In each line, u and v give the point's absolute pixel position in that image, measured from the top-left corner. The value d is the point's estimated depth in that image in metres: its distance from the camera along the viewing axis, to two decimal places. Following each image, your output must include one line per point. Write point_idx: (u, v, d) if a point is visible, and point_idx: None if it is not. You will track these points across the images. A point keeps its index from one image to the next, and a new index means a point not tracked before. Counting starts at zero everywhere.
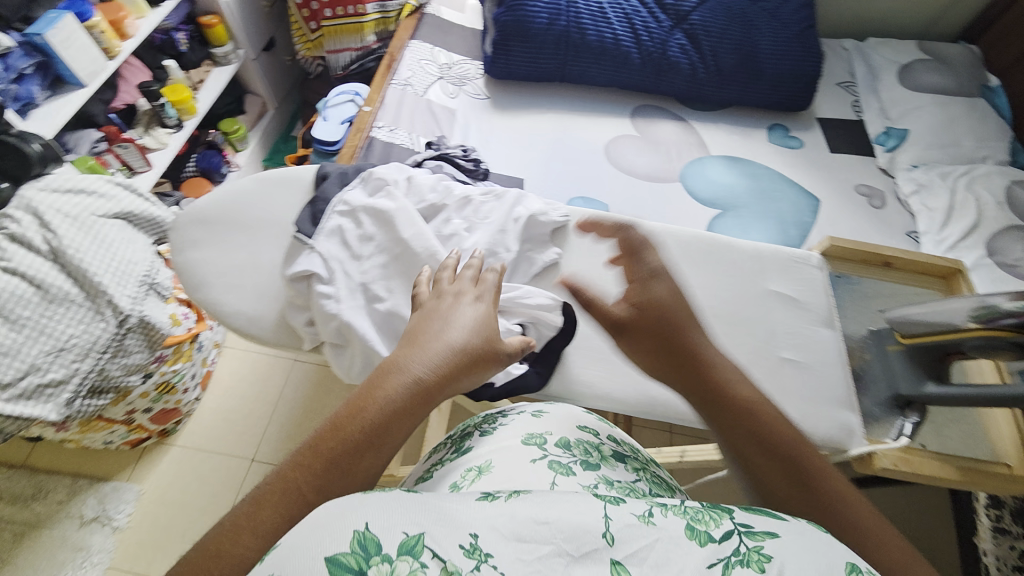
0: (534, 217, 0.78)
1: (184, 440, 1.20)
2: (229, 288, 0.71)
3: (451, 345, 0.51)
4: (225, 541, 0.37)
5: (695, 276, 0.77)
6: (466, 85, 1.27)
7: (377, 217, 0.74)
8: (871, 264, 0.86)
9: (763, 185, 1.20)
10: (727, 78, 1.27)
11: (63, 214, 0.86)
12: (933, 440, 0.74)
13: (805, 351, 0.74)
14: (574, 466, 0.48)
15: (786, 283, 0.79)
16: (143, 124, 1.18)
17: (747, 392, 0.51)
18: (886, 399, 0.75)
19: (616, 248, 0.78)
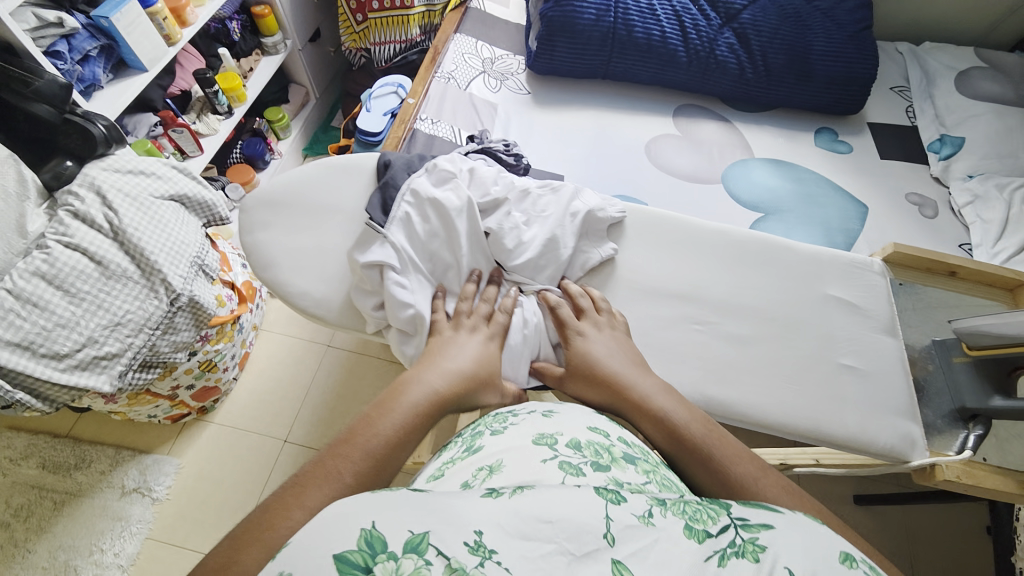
0: (593, 213, 0.77)
1: (221, 418, 1.24)
2: (299, 271, 0.75)
3: (460, 364, 0.61)
4: (269, 515, 0.40)
5: (742, 279, 0.77)
6: (508, 79, 1.28)
7: (442, 209, 0.74)
8: (938, 273, 0.81)
9: (811, 190, 1.17)
10: (776, 79, 1.24)
11: (123, 194, 0.89)
12: (995, 455, 0.70)
13: (866, 358, 0.73)
14: (586, 467, 0.45)
15: (846, 289, 0.77)
16: (196, 111, 1.22)
17: (692, 427, 0.56)
18: (949, 411, 0.73)
19: (661, 245, 0.79)
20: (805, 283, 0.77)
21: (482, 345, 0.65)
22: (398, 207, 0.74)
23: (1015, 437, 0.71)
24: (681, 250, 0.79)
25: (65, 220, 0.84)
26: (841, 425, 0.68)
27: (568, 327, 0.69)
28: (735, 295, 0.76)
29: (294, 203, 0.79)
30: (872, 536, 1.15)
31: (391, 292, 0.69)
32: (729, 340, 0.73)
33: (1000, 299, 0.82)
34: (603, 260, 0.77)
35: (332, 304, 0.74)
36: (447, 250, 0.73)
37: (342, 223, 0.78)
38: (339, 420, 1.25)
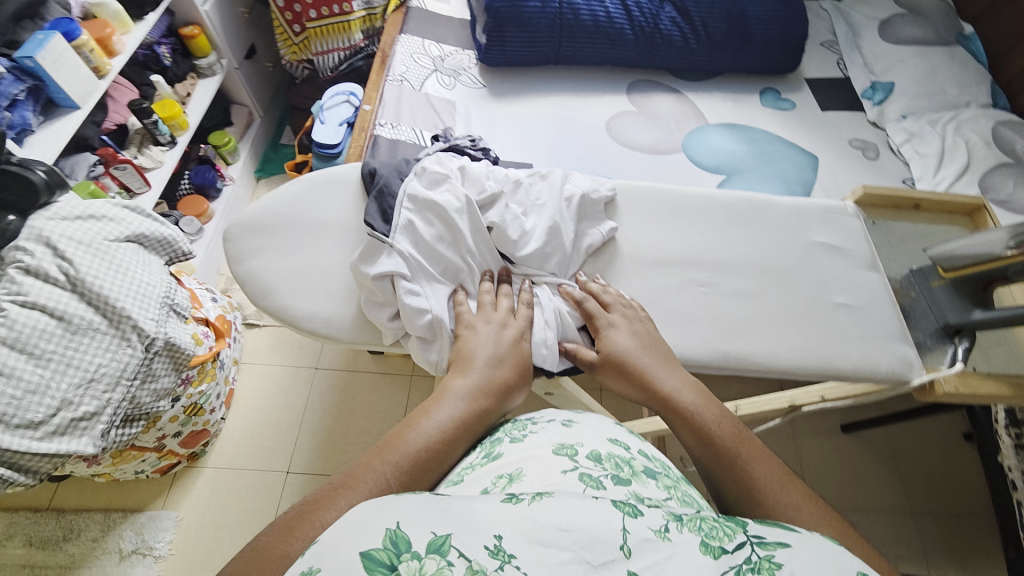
0: (585, 194, 0.79)
1: (215, 461, 1.18)
2: (298, 293, 0.72)
3: (494, 373, 0.61)
4: (318, 505, 0.42)
5: (725, 238, 0.81)
6: (462, 75, 1.27)
7: (443, 211, 0.74)
8: (903, 207, 0.88)
9: (764, 148, 1.23)
10: (719, 46, 1.29)
11: (76, 241, 0.83)
12: (983, 362, 0.74)
13: (858, 294, 0.78)
14: (606, 480, 0.45)
15: (828, 234, 0.82)
16: (136, 145, 1.14)
17: (726, 425, 0.56)
18: (935, 330, 0.77)
19: (653, 218, 0.81)
20: (788, 232, 0.82)
21: (517, 346, 0.66)
22: (399, 214, 0.73)
23: (994, 342, 0.75)
24: (668, 219, 0.81)
25: (17, 279, 0.78)
26: (837, 360, 0.73)
27: (598, 319, 0.70)
28: (721, 255, 0.79)
29: (276, 225, 0.76)
30: (860, 460, 1.24)
31: (405, 300, 0.68)
32: (724, 295, 0.76)
33: (959, 224, 0.89)
34: (605, 239, 0.78)
35: (336, 322, 0.72)
36: (456, 251, 0.73)
37: (331, 239, 0.76)
38: (341, 441, 1.22)
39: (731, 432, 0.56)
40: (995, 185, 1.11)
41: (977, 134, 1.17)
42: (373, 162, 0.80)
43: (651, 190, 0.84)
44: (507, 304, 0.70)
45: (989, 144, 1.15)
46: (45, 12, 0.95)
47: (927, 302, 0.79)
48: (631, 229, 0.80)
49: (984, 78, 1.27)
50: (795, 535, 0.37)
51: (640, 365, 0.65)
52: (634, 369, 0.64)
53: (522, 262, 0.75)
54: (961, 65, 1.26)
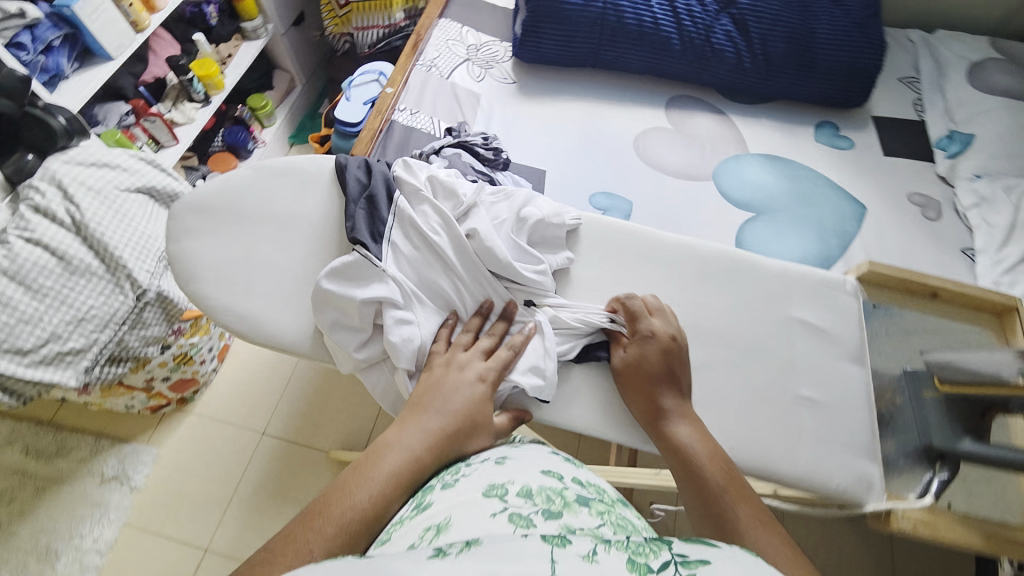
0: (544, 218, 0.73)
1: (202, 409, 1.24)
2: (250, 293, 0.70)
3: (443, 417, 0.57)
4: None
5: (702, 299, 0.72)
6: (493, 68, 1.23)
7: (426, 229, 0.70)
8: (915, 294, 0.78)
9: (805, 189, 1.11)
10: (776, 70, 1.18)
11: (86, 187, 0.86)
12: (961, 499, 0.67)
13: (825, 389, 0.68)
14: (536, 517, 0.41)
15: (811, 310, 0.72)
16: (171, 99, 1.18)
17: (718, 465, 0.57)
18: (914, 448, 0.69)
19: (627, 258, 0.74)
20: (767, 303, 0.72)
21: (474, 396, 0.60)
22: (385, 232, 0.70)
23: (980, 479, 0.69)
24: (635, 267, 0.74)
25: (26, 216, 0.82)
26: (816, 443, 0.65)
27: (638, 323, 0.67)
28: (712, 306, 0.72)
29: (240, 212, 0.73)
30: (849, 544, 1.13)
31: (394, 331, 0.65)
32: (705, 350, 0.69)
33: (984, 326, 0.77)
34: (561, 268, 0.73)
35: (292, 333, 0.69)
36: (440, 270, 0.69)
37: (296, 237, 0.72)
38: (317, 415, 1.24)
39: (723, 472, 0.57)
40: None
41: None
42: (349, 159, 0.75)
43: (625, 230, 0.77)
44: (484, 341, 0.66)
45: None
46: None
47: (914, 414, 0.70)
48: (585, 269, 0.75)
49: None
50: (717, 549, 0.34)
51: (657, 388, 0.64)
52: (657, 379, 0.64)
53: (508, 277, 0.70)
54: None
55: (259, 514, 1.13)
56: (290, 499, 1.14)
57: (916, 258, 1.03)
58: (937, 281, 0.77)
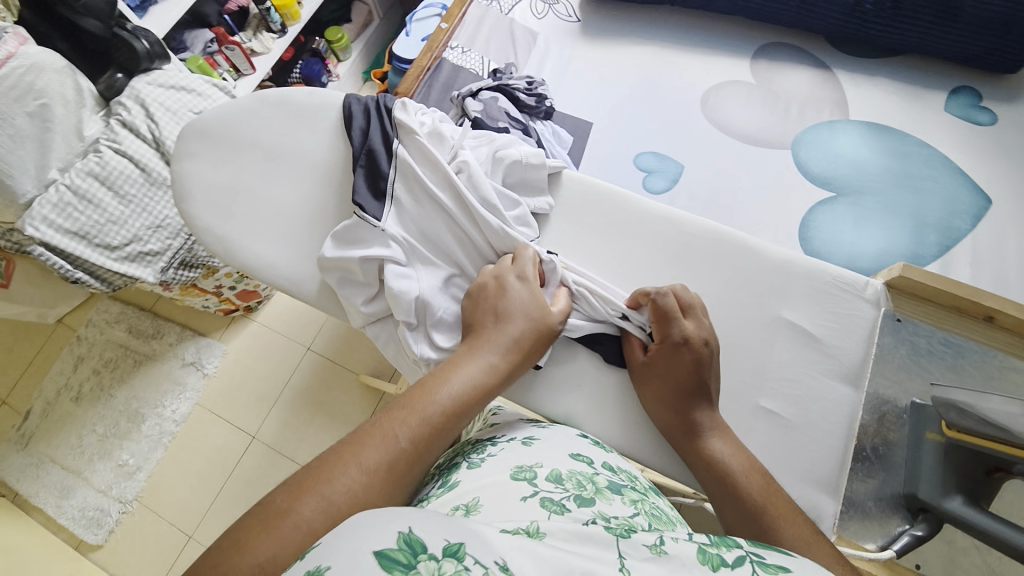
0: (522, 159, 0.61)
1: (262, 318, 1.41)
2: (244, 228, 0.59)
3: (513, 325, 0.52)
4: (327, 470, 0.40)
5: (696, 287, 0.61)
6: (558, 4, 1.13)
7: (426, 176, 0.58)
8: (965, 313, 0.62)
9: (911, 172, 0.91)
10: (908, 15, 0.94)
11: (165, 108, 0.97)
12: (938, 563, 0.56)
13: (792, 406, 0.57)
14: (569, 503, 0.39)
15: (806, 314, 0.60)
16: (252, 29, 1.25)
17: (756, 478, 0.50)
18: (892, 495, 0.57)
19: (604, 223, 0.63)
20: (756, 299, 0.60)
21: (543, 308, 0.54)
22: (386, 186, 0.57)
23: (972, 548, 0.56)
24: (605, 239, 0.63)
25: (116, 129, 0.94)
26: (801, 469, 0.56)
27: (668, 327, 0.55)
28: (734, 300, 0.60)
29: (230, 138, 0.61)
30: None
31: (394, 288, 0.54)
32: None
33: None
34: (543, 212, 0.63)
35: (289, 279, 0.58)
36: (445, 228, 0.58)
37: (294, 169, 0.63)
38: (354, 341, 1.35)
39: (762, 487, 0.49)
40: None
41: None
42: (352, 98, 0.61)
43: (609, 192, 0.65)
44: (528, 249, 0.57)
45: None
46: None
47: (905, 454, 0.57)
48: (557, 235, 0.63)
49: None
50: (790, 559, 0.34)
51: (687, 404, 0.53)
52: (684, 394, 0.53)
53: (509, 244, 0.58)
54: None
55: (298, 417, 1.28)
56: (322, 409, 1.28)
57: None
58: (999, 302, 0.60)
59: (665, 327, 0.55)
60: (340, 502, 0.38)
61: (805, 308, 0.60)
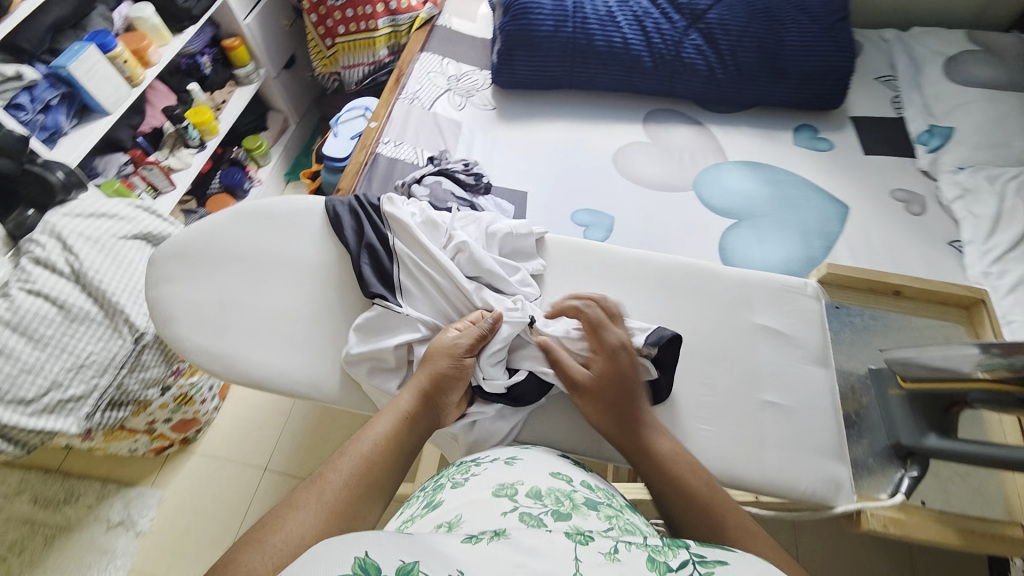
0: (511, 230, 0.70)
1: (204, 448, 1.25)
2: (255, 343, 0.64)
3: (434, 364, 0.60)
4: (279, 518, 0.46)
5: (674, 308, 0.70)
6: (474, 96, 1.27)
7: (425, 262, 0.67)
8: (879, 292, 0.77)
9: (787, 193, 1.12)
10: (748, 78, 1.20)
11: (84, 237, 0.90)
12: (936, 497, 0.67)
13: (793, 394, 0.67)
14: (546, 517, 0.41)
15: (775, 317, 0.71)
16: (168, 146, 1.25)
17: (699, 479, 0.56)
18: (883, 449, 0.67)
19: (597, 273, 0.72)
20: (729, 311, 0.71)
21: (453, 340, 0.61)
22: (395, 273, 0.66)
23: (955, 476, 0.68)
24: (597, 283, 0.71)
25: (27, 268, 0.86)
26: (799, 447, 0.64)
27: (603, 335, 0.63)
28: (696, 314, 0.70)
29: (225, 257, 0.69)
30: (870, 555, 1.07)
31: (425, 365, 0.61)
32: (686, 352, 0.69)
33: (954, 320, 0.76)
34: (539, 274, 0.71)
35: (307, 382, 0.63)
36: (451, 299, 0.66)
37: (283, 276, 0.68)
38: (318, 447, 1.25)
39: (706, 487, 0.55)
40: None
41: None
42: (334, 201, 0.72)
43: (594, 246, 0.75)
44: (477, 311, 0.64)
45: None
46: (87, 22, 1.03)
47: (878, 411, 0.70)
48: (556, 291, 0.71)
49: None
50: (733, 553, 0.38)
51: (621, 397, 0.60)
52: (626, 399, 0.61)
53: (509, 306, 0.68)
54: None
55: None
56: None
57: (903, 254, 1.03)
58: (901, 279, 0.76)
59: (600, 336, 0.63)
60: (291, 543, 0.45)
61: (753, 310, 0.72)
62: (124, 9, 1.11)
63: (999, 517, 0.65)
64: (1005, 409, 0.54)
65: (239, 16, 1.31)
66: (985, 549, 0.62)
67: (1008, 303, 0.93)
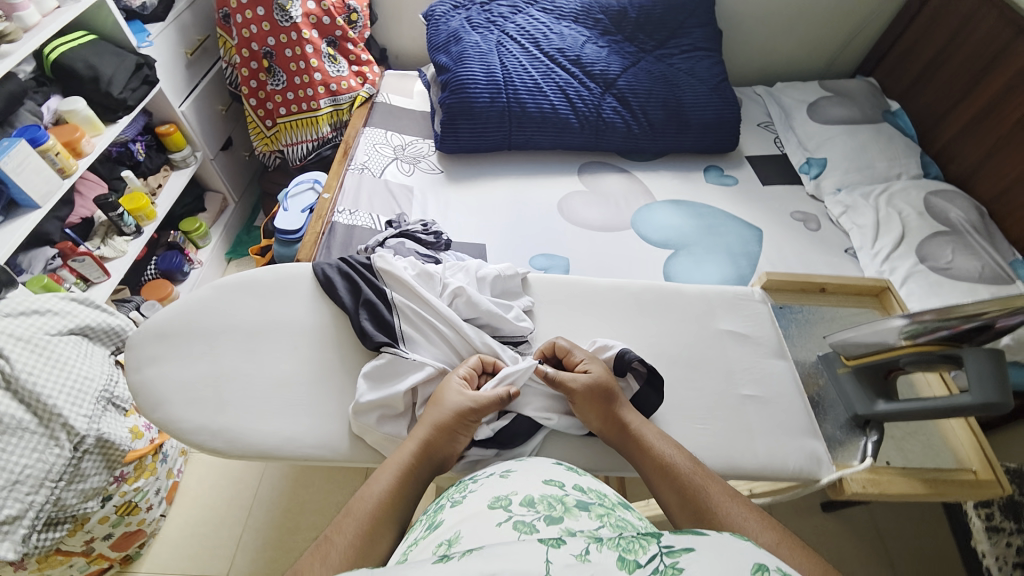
0: (499, 273, 0.78)
1: (151, 564, 1.09)
2: (260, 414, 0.64)
3: (436, 419, 0.61)
4: None
5: (650, 325, 0.79)
6: (421, 162, 1.35)
7: (426, 308, 0.72)
8: (810, 291, 0.89)
9: (709, 223, 1.28)
10: (660, 130, 1.39)
11: (14, 336, 0.81)
12: (897, 455, 0.76)
13: (763, 385, 0.76)
14: (539, 523, 0.43)
15: (735, 321, 0.81)
16: (100, 236, 1.19)
17: (683, 462, 0.60)
18: (846, 420, 0.77)
19: (576, 304, 0.80)
20: (696, 321, 0.80)
21: (457, 396, 0.63)
22: (396, 322, 0.70)
23: (907, 435, 0.78)
24: (577, 313, 0.79)
25: None
26: (775, 435, 0.71)
27: (575, 356, 0.70)
28: (666, 330, 0.79)
29: (215, 332, 0.70)
30: (848, 541, 1.15)
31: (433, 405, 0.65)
32: (661, 366, 0.75)
33: (869, 306, 0.90)
34: (530, 309, 0.78)
35: (318, 444, 0.64)
36: (452, 338, 0.70)
37: (278, 343, 0.70)
38: (290, 538, 1.14)
39: (692, 467, 0.60)
40: (933, 253, 1.15)
41: (910, 205, 1.23)
42: (321, 264, 0.76)
43: (567, 281, 0.83)
44: (473, 355, 0.69)
45: (922, 214, 1.22)
46: (13, 119, 0.99)
47: (834, 390, 0.80)
48: (547, 325, 0.77)
49: (912, 151, 1.36)
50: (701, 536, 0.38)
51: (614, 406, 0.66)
52: (612, 400, 0.66)
53: (507, 340, 0.74)
54: (888, 141, 1.36)
55: None
56: None
57: (813, 262, 1.20)
58: (824, 277, 0.89)
59: (574, 357, 0.70)
60: None
61: (707, 323, 0.80)
62: (53, 103, 1.08)
63: (952, 466, 0.75)
64: (932, 366, 0.66)
65: (174, 104, 1.31)
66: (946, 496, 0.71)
67: (904, 293, 1.11)
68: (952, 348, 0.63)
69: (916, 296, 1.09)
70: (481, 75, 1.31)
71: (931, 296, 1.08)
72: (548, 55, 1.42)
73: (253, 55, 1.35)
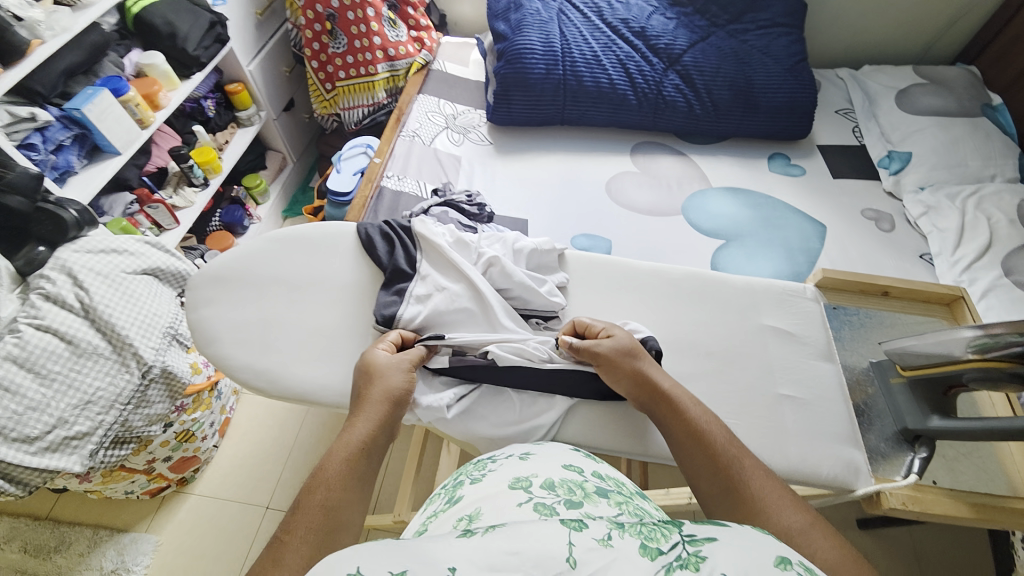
0: (535, 247, 0.77)
1: (202, 488, 1.21)
2: (297, 360, 0.68)
3: (384, 392, 0.60)
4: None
5: (690, 316, 0.76)
6: (471, 132, 1.35)
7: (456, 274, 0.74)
8: (869, 294, 0.83)
9: (768, 214, 1.20)
10: (724, 113, 1.31)
11: (95, 272, 0.91)
12: (945, 476, 0.70)
13: (804, 386, 0.72)
14: (559, 506, 0.43)
15: (780, 318, 0.77)
16: (172, 185, 1.28)
17: (721, 437, 0.59)
18: (893, 433, 0.72)
19: (613, 286, 0.78)
20: (739, 314, 0.77)
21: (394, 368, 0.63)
22: (411, 289, 0.72)
23: (959, 456, 0.72)
24: (613, 295, 0.77)
25: (37, 303, 0.86)
26: (813, 441, 0.68)
27: (596, 332, 0.69)
28: (706, 321, 0.76)
29: (264, 280, 0.74)
30: (881, 561, 1.09)
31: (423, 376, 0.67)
32: (695, 357, 0.73)
33: (937, 315, 0.83)
34: (564, 287, 0.77)
35: (348, 394, 0.67)
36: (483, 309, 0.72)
37: (319, 298, 0.73)
38: None
39: (729, 440, 0.59)
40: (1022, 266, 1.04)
41: (1002, 211, 1.11)
42: (363, 225, 0.78)
43: (606, 261, 0.81)
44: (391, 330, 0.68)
45: (1014, 222, 1.10)
46: (98, 69, 1.07)
47: (884, 400, 0.75)
48: (578, 304, 0.77)
49: (1013, 150, 1.21)
50: (724, 528, 0.37)
51: (648, 377, 0.64)
52: (639, 369, 0.65)
53: (537, 313, 0.75)
54: (986, 137, 1.22)
55: None
56: None
57: (878, 265, 1.11)
58: (886, 280, 0.83)
59: (597, 332, 0.69)
60: None
61: (751, 317, 0.77)
62: (133, 55, 1.16)
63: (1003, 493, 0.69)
64: (997, 385, 0.61)
65: (243, 63, 1.37)
66: (994, 523, 0.65)
67: (981, 308, 1.01)
68: (1018, 367, 0.58)
69: (996, 312, 0.99)
70: (540, 46, 1.28)
71: (1014, 313, 0.98)
72: (611, 27, 1.35)
73: (317, 17, 1.37)
